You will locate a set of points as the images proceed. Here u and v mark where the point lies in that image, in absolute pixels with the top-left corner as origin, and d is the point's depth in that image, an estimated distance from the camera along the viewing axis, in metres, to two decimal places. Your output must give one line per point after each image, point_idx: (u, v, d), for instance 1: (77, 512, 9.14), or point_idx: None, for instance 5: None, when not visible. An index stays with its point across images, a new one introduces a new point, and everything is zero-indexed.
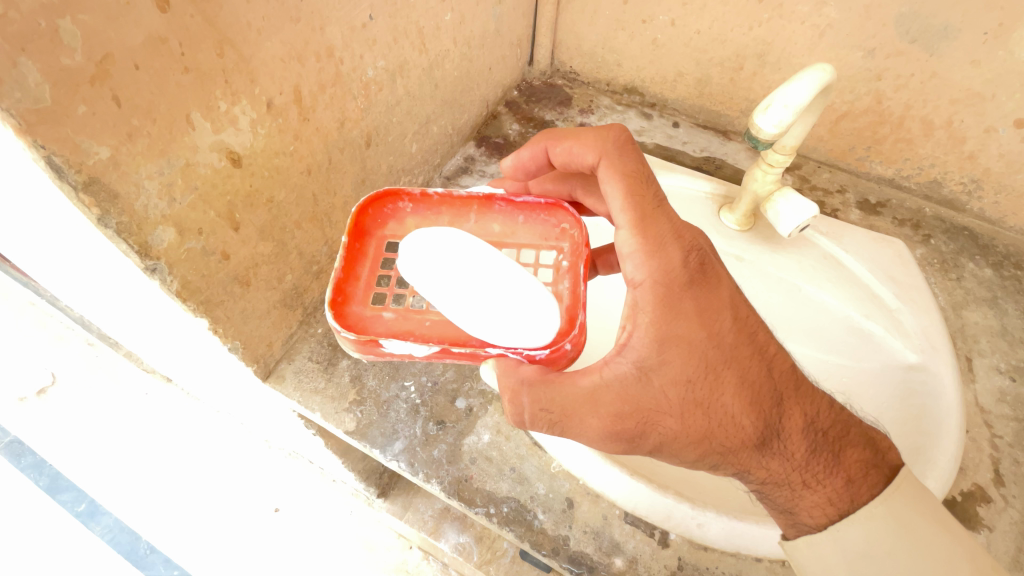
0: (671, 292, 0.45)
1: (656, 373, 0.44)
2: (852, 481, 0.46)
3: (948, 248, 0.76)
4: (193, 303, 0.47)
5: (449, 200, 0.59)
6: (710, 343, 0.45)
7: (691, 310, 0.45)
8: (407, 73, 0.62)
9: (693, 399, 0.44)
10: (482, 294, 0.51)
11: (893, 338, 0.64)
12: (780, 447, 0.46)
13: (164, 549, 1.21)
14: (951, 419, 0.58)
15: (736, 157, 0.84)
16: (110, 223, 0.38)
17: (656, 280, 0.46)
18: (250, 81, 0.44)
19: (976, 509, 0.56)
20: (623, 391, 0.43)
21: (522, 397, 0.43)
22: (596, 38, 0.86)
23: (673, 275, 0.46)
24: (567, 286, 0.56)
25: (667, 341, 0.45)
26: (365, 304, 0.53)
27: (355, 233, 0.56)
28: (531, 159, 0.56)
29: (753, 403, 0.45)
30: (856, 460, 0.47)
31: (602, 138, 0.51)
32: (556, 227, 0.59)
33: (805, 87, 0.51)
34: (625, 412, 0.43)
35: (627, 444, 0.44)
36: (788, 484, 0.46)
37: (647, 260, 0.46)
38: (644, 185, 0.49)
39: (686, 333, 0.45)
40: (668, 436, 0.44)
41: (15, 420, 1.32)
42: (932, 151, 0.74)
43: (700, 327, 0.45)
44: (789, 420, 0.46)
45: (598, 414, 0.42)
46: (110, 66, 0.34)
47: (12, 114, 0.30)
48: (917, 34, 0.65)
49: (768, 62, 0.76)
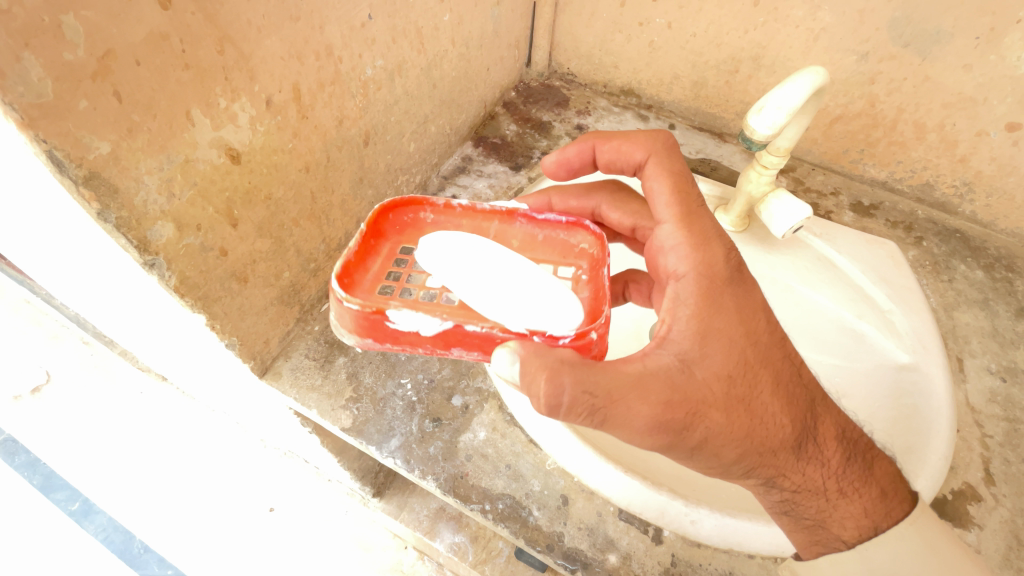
0: (715, 286, 0.47)
1: (699, 365, 0.44)
2: (885, 495, 0.49)
3: (940, 251, 0.77)
4: (191, 298, 0.47)
5: (473, 212, 0.57)
6: (751, 339, 0.46)
7: (732, 305, 0.46)
8: (405, 72, 0.63)
9: (736, 395, 0.44)
10: (500, 289, 0.50)
11: (884, 338, 0.65)
12: (816, 453, 0.48)
13: (157, 548, 1.20)
14: (941, 419, 0.58)
15: (732, 159, 0.85)
16: (109, 218, 0.38)
17: (700, 272, 0.47)
18: (250, 78, 0.44)
19: (966, 508, 0.57)
20: (670, 380, 0.42)
21: (564, 378, 0.39)
22: (593, 41, 0.87)
23: (716, 269, 0.48)
24: (586, 296, 0.53)
25: (711, 334, 0.45)
26: (370, 292, 0.50)
27: (372, 230, 0.54)
28: (576, 154, 0.57)
29: (788, 406, 0.47)
30: (885, 472, 0.50)
31: (651, 137, 0.54)
32: (576, 246, 0.57)
33: (798, 89, 0.52)
34: (674, 401, 0.41)
35: (674, 437, 0.42)
36: (823, 492, 0.48)
37: (691, 253, 0.48)
38: (688, 186, 0.52)
39: (730, 327, 0.45)
40: (714, 430, 0.43)
41: (9, 418, 1.31)
42: (924, 154, 0.75)
43: (743, 322, 0.46)
44: (822, 427, 0.49)
45: (648, 402, 0.40)
46: (112, 62, 0.34)
47: (14, 108, 0.30)
48: (910, 38, 0.66)
49: (763, 66, 0.77)
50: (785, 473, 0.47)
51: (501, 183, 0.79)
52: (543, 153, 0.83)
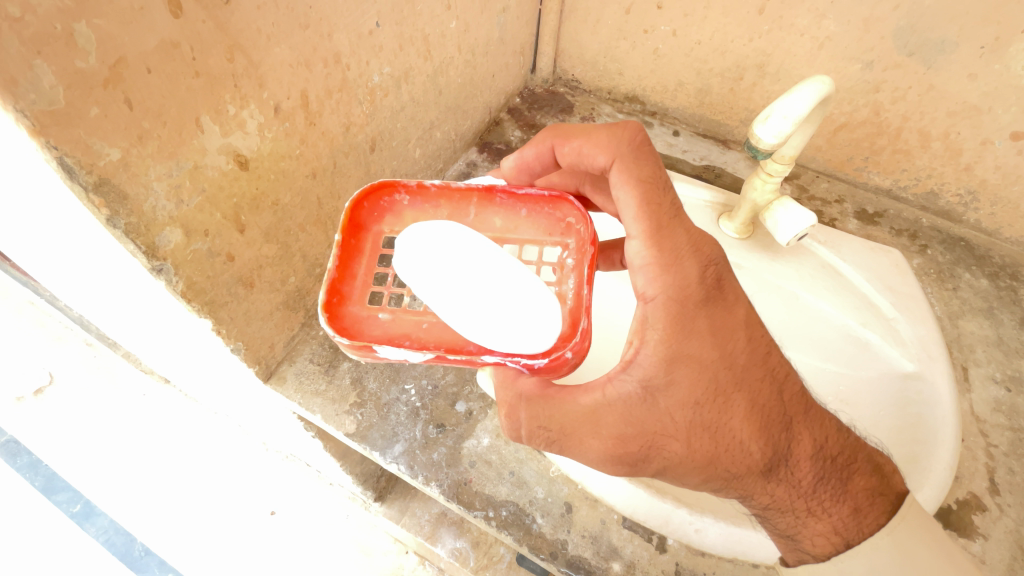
0: (686, 311, 0.46)
1: (663, 394, 0.44)
2: (858, 510, 0.47)
3: (945, 259, 0.77)
4: (198, 303, 0.47)
5: (449, 190, 0.57)
6: (722, 363, 0.45)
7: (704, 329, 0.46)
8: (412, 79, 0.63)
9: (701, 423, 0.44)
10: (479, 297, 0.50)
11: (889, 346, 0.65)
12: (787, 474, 0.47)
13: (158, 551, 1.21)
14: (946, 429, 0.58)
15: (736, 166, 0.86)
16: (118, 224, 0.38)
17: (670, 295, 0.46)
18: (259, 86, 0.45)
19: (971, 518, 0.57)
20: (627, 412, 0.43)
21: (519, 412, 0.44)
22: (598, 48, 0.87)
23: (687, 290, 0.46)
24: (571, 285, 0.54)
25: (676, 360, 0.45)
26: (361, 304, 0.52)
27: (350, 229, 0.54)
28: (535, 157, 0.58)
29: (763, 428, 0.46)
30: (863, 488, 0.48)
31: (614, 138, 0.51)
32: (562, 220, 0.57)
33: (804, 99, 0.52)
34: (627, 435, 0.43)
35: (630, 467, 0.44)
36: (791, 511, 0.47)
37: (659, 274, 0.47)
38: (660, 194, 0.49)
39: (698, 353, 0.45)
40: (672, 460, 0.44)
41: (11, 420, 1.31)
42: (929, 162, 0.75)
43: (713, 347, 0.45)
44: (799, 447, 0.47)
45: (600, 436, 0.43)
46: (123, 69, 0.35)
47: (26, 115, 0.31)
48: (914, 47, 0.66)
49: (768, 73, 0.77)
50: (755, 494, 0.47)
51: None
52: None
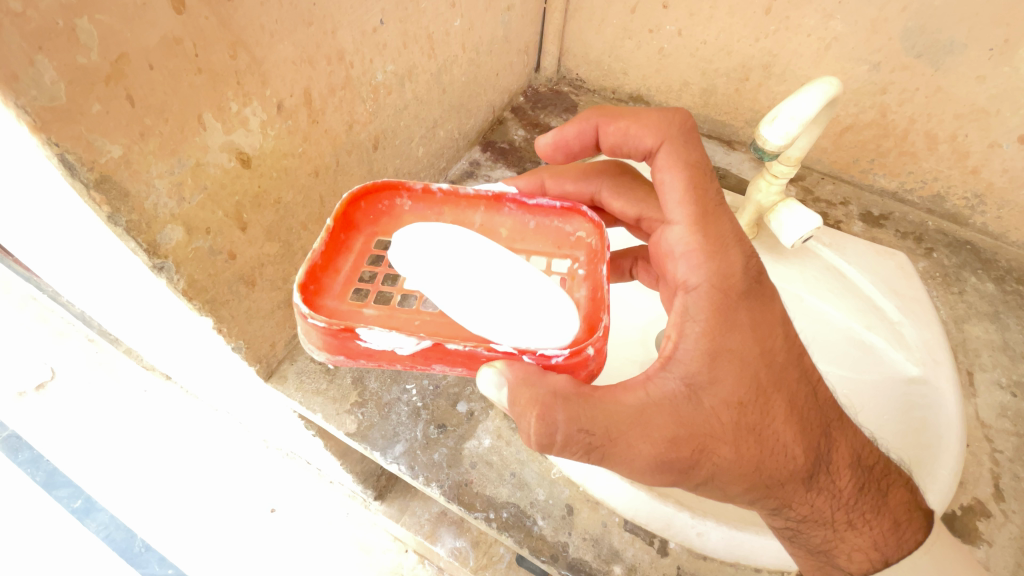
0: (730, 302, 0.46)
1: (708, 393, 0.43)
2: (897, 524, 0.49)
3: (951, 262, 0.76)
4: (199, 302, 0.47)
5: (452, 198, 0.58)
6: (764, 361, 0.45)
7: (747, 323, 0.45)
8: (416, 77, 0.63)
9: (746, 425, 0.44)
10: (488, 292, 0.49)
11: (894, 350, 0.65)
12: (828, 483, 0.48)
13: (159, 547, 1.20)
14: (951, 434, 0.58)
15: (740, 167, 0.85)
16: (119, 221, 0.38)
17: (713, 285, 0.46)
18: (262, 83, 0.44)
19: (976, 523, 0.56)
20: (676, 413, 0.42)
21: (557, 413, 0.40)
22: (602, 47, 0.87)
23: (730, 282, 0.46)
24: (584, 294, 0.54)
25: (721, 357, 0.44)
26: (340, 298, 0.51)
27: (343, 224, 0.54)
28: (576, 135, 0.56)
29: (801, 429, 0.46)
30: (901, 502, 0.50)
31: (663, 121, 0.51)
32: (571, 235, 0.58)
33: (811, 100, 0.51)
34: (679, 438, 0.41)
35: (678, 473, 0.42)
36: (830, 523, 0.48)
37: (703, 264, 0.47)
38: (704, 182, 0.49)
39: (742, 349, 0.45)
40: (721, 466, 0.43)
41: (12, 415, 1.31)
42: (935, 165, 0.74)
43: (756, 343, 0.45)
44: (836, 453, 0.48)
45: (651, 440, 0.41)
46: (126, 65, 0.34)
47: (27, 110, 0.30)
48: (922, 49, 0.65)
49: (774, 74, 0.76)
50: (793, 502, 0.47)
51: None
52: None
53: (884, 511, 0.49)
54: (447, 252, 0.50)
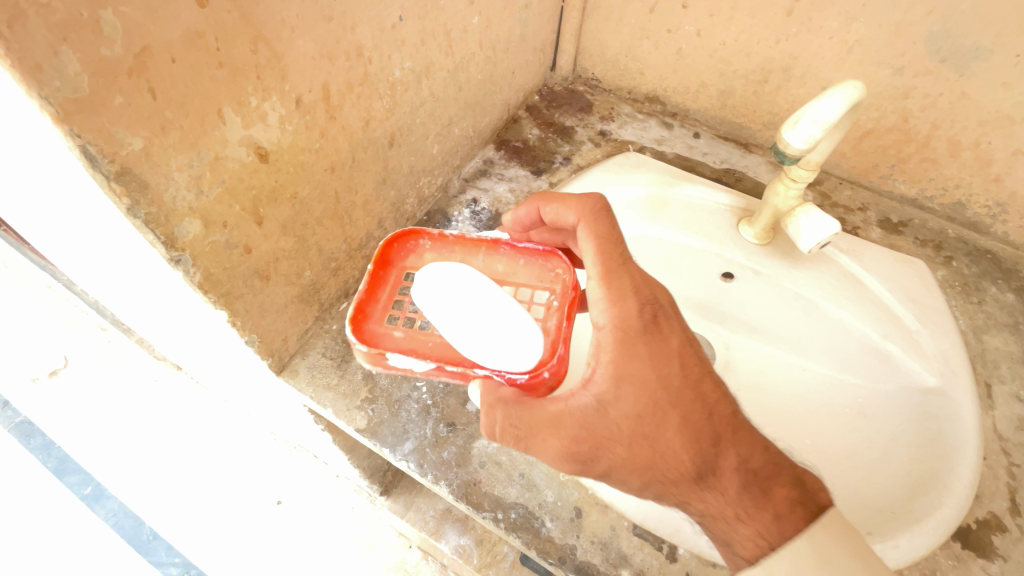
0: (631, 331, 0.47)
1: (611, 406, 0.45)
2: (778, 517, 0.43)
3: (970, 271, 0.75)
4: (214, 295, 0.47)
5: (467, 241, 0.60)
6: (662, 384, 0.46)
7: (649, 351, 0.46)
8: (432, 75, 0.63)
9: (641, 432, 0.44)
10: (479, 319, 0.52)
11: (911, 358, 0.64)
12: (716, 482, 0.44)
13: (166, 535, 1.21)
14: (967, 447, 0.56)
15: (757, 170, 0.83)
16: (139, 214, 0.38)
17: (617, 323, 0.47)
18: (282, 78, 0.44)
19: (991, 538, 0.54)
20: (581, 417, 0.44)
21: (496, 411, 0.45)
22: (620, 46, 0.86)
23: (634, 318, 0.47)
24: (554, 323, 0.55)
25: (623, 378, 0.45)
26: (380, 323, 0.54)
27: (379, 262, 0.57)
28: (526, 216, 0.57)
29: (697, 442, 0.45)
30: (784, 497, 0.43)
31: (585, 199, 0.52)
32: (552, 270, 0.59)
33: (835, 103, 0.50)
34: (579, 437, 0.44)
35: (578, 465, 0.44)
36: (722, 517, 0.44)
37: (610, 304, 0.48)
38: (619, 245, 0.50)
39: (642, 373, 0.46)
40: (615, 462, 0.44)
41: (26, 401, 1.33)
42: (957, 172, 0.73)
43: (654, 369, 0.46)
44: (725, 459, 0.45)
45: (558, 435, 0.44)
46: (148, 58, 0.34)
47: (50, 101, 0.31)
48: (947, 54, 0.64)
49: (794, 76, 0.75)
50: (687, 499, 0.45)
51: (522, 187, 0.78)
52: (565, 158, 0.82)
53: (770, 511, 0.43)
54: (467, 285, 0.54)
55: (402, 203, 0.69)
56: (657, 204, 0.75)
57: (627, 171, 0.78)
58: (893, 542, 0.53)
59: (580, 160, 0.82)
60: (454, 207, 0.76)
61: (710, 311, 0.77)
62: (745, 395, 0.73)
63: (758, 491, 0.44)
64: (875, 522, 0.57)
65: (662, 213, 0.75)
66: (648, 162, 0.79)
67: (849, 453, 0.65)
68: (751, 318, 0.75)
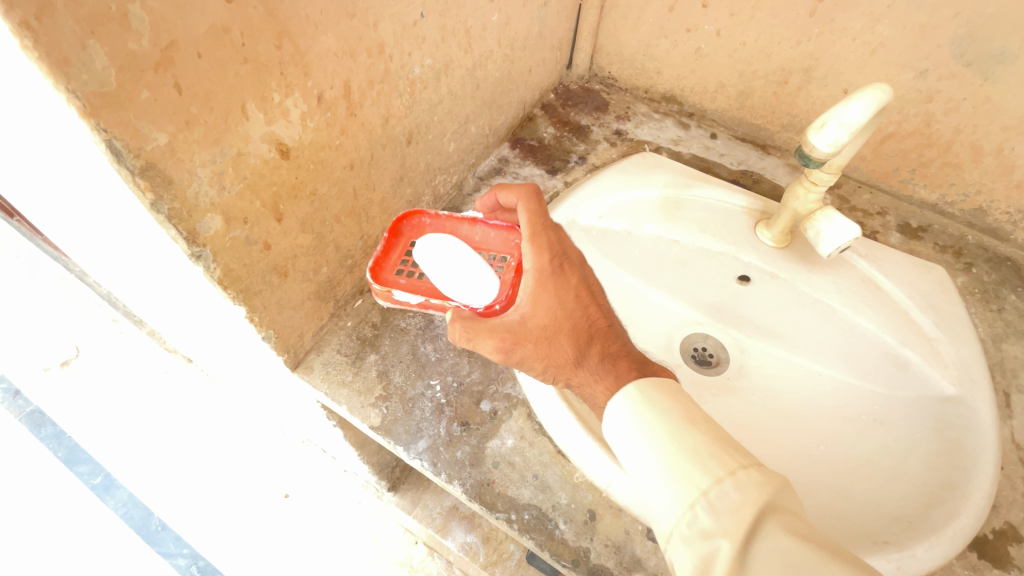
0: (551, 267, 0.52)
1: (529, 317, 0.51)
2: (620, 378, 0.50)
3: (990, 279, 0.73)
4: (233, 291, 0.47)
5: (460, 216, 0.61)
6: (572, 303, 0.52)
7: (566, 284, 0.52)
8: (451, 72, 0.62)
9: (552, 339, 0.51)
10: (451, 258, 0.54)
11: (930, 367, 0.63)
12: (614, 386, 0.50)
13: (174, 526, 1.22)
14: (986, 456, 0.55)
15: (774, 173, 0.82)
16: (162, 209, 0.38)
17: (542, 265, 0.52)
18: (304, 74, 0.44)
19: (1008, 549, 0.53)
20: (506, 326, 0.50)
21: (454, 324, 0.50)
22: (637, 45, 0.86)
23: (556, 258, 0.53)
24: (511, 277, 0.56)
25: (539, 299, 0.51)
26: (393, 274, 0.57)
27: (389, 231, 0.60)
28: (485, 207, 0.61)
29: (592, 348, 0.51)
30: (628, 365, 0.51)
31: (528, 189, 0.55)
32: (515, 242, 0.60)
33: (862, 106, 0.50)
34: (509, 342, 0.50)
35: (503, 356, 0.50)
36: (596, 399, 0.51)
37: (535, 252, 0.52)
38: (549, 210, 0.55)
39: (556, 299, 0.51)
40: (529, 358, 0.51)
41: (38, 390, 1.35)
42: (979, 178, 0.71)
43: (568, 294, 0.52)
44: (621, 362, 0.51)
45: (493, 337, 0.50)
46: (175, 53, 0.34)
47: (77, 96, 0.31)
48: (972, 57, 0.63)
49: (815, 78, 0.74)
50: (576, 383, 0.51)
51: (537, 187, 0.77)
52: (581, 157, 0.82)
53: (613, 375, 0.50)
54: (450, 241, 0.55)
55: (418, 201, 0.69)
56: (672, 205, 0.74)
57: (642, 172, 0.77)
58: (911, 551, 0.51)
59: (595, 160, 0.81)
60: (469, 205, 0.75)
61: (724, 314, 0.76)
62: (759, 400, 0.71)
63: (612, 363, 0.51)
64: (890, 529, 0.55)
65: (677, 214, 0.74)
66: (665, 163, 0.79)
67: (865, 461, 0.63)
68: (766, 322, 0.73)
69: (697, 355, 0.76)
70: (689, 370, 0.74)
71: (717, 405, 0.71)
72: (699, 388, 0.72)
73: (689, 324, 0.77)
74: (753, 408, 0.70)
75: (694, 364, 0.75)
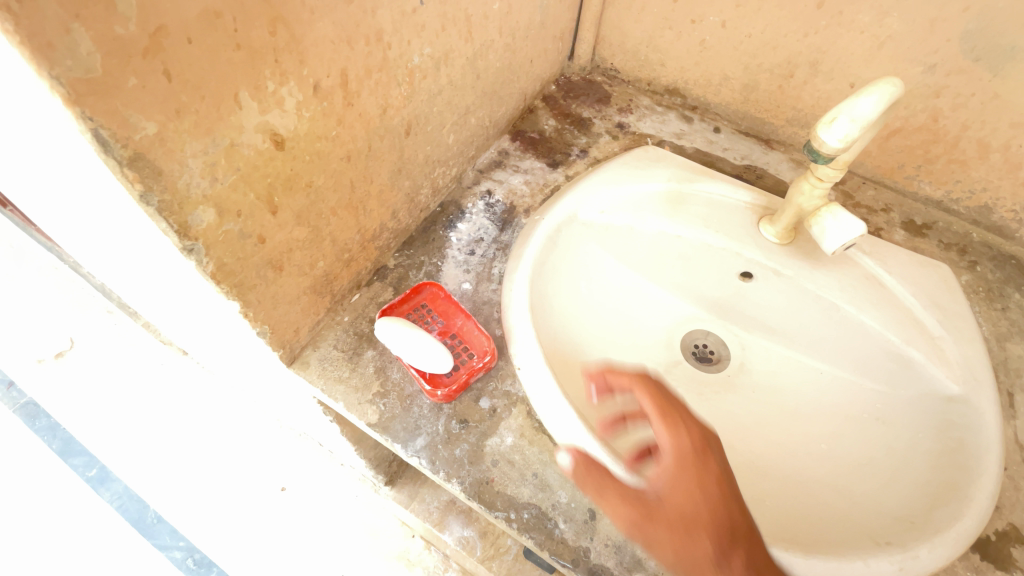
0: (691, 477, 0.44)
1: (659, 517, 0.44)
2: None
3: (994, 277, 0.71)
4: (227, 285, 0.47)
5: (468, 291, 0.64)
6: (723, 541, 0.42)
7: (708, 483, 0.44)
8: (451, 62, 0.61)
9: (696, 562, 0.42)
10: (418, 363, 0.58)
11: (933, 366, 0.62)
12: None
13: (170, 518, 1.22)
14: (989, 457, 0.55)
15: (778, 167, 0.80)
16: (151, 201, 0.37)
17: (678, 452, 0.45)
18: (300, 62, 0.43)
19: (1010, 550, 0.53)
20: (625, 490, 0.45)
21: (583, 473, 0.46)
22: (641, 36, 0.84)
23: (692, 449, 0.45)
24: (667, 442, 0.45)
25: (677, 507, 0.43)
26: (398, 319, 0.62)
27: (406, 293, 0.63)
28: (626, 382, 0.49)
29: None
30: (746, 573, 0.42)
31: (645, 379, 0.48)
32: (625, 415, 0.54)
33: (874, 100, 0.49)
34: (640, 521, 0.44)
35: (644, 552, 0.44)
36: None
37: (670, 431, 0.46)
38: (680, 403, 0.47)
39: (698, 517, 0.43)
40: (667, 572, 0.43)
41: (33, 381, 1.34)
42: (985, 175, 0.70)
43: (706, 508, 0.43)
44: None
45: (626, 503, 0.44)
46: (164, 38, 0.33)
47: (61, 82, 0.29)
48: (982, 52, 0.62)
49: (821, 72, 0.73)
50: None
51: (538, 180, 0.76)
52: (582, 151, 0.80)
53: None
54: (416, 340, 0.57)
55: (417, 194, 0.67)
56: (675, 199, 0.73)
57: (645, 165, 0.76)
58: (913, 553, 0.51)
59: (597, 153, 0.80)
60: (469, 199, 0.74)
61: (727, 310, 0.75)
62: (761, 397, 0.70)
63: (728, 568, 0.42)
64: (892, 529, 0.54)
65: (680, 209, 0.72)
66: (668, 157, 0.78)
67: (868, 460, 0.62)
68: (768, 318, 0.73)
69: (698, 352, 0.75)
70: (690, 366, 0.73)
71: (718, 402, 0.70)
72: (700, 385, 0.72)
73: (690, 320, 0.77)
74: (754, 405, 0.70)
75: (695, 361, 0.74)
